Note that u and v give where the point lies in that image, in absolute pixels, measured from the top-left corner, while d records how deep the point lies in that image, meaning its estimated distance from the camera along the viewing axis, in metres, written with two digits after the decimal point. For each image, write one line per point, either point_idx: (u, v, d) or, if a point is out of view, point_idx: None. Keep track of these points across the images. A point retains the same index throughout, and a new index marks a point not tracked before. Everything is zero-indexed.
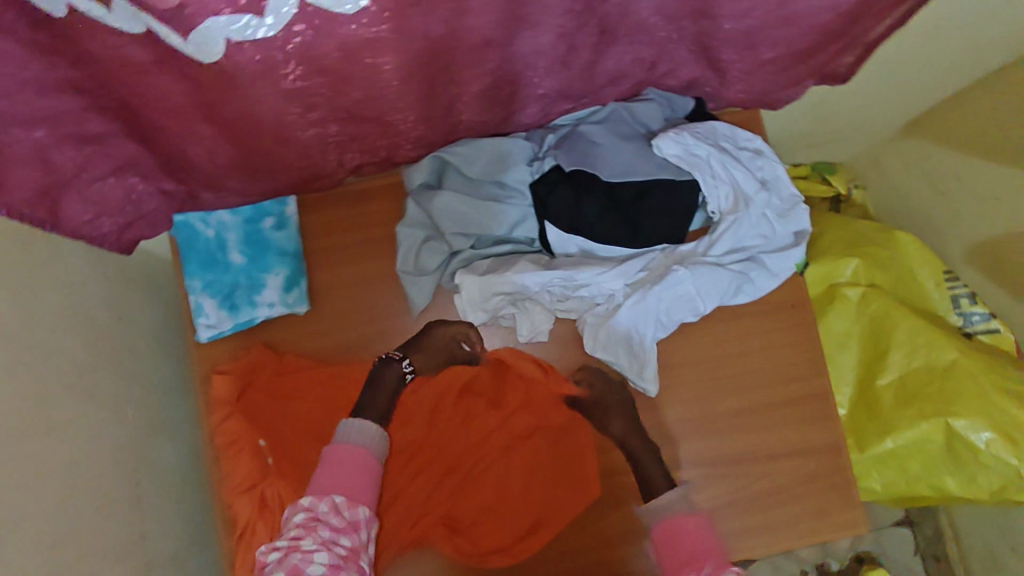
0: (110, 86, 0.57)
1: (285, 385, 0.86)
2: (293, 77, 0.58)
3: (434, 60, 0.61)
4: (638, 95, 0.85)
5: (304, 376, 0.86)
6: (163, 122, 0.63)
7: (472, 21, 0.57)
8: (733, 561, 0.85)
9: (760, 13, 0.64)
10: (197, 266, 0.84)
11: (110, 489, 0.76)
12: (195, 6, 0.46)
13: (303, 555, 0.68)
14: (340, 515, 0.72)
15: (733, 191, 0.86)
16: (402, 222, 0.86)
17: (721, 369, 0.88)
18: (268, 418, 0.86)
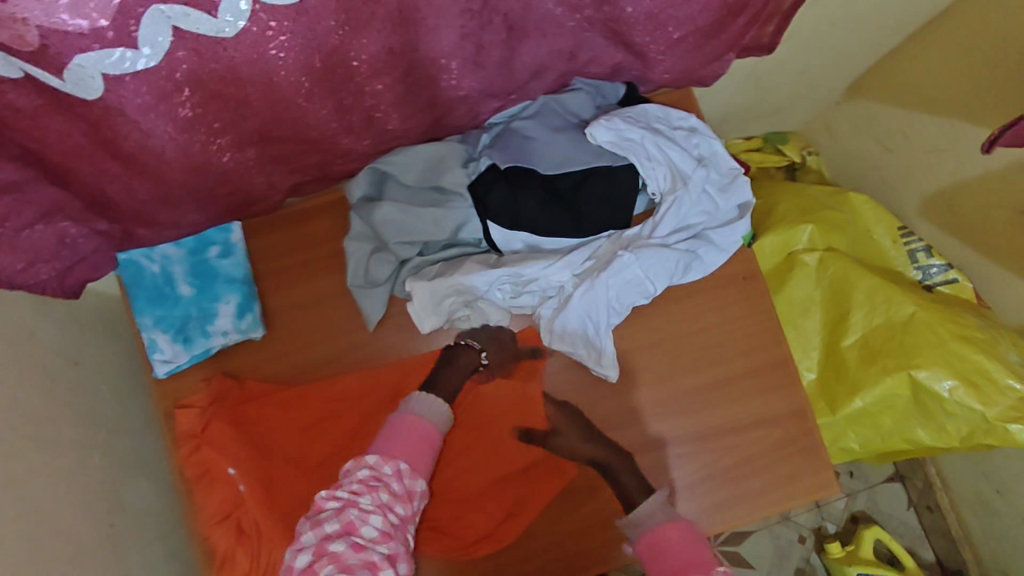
0: (16, 132, 0.57)
1: (248, 407, 0.85)
2: (189, 106, 0.59)
3: (342, 71, 0.61)
4: (567, 86, 0.86)
5: (267, 399, 0.85)
6: (80, 162, 0.63)
7: (373, 27, 0.57)
8: (707, 536, 0.86)
9: None
10: (146, 302, 0.84)
11: (81, 535, 0.76)
12: (59, 45, 0.48)
13: (361, 513, 0.67)
14: (400, 481, 0.71)
15: (670, 171, 0.86)
16: (348, 236, 0.85)
17: (680, 348, 0.89)
18: (235, 446, 0.84)
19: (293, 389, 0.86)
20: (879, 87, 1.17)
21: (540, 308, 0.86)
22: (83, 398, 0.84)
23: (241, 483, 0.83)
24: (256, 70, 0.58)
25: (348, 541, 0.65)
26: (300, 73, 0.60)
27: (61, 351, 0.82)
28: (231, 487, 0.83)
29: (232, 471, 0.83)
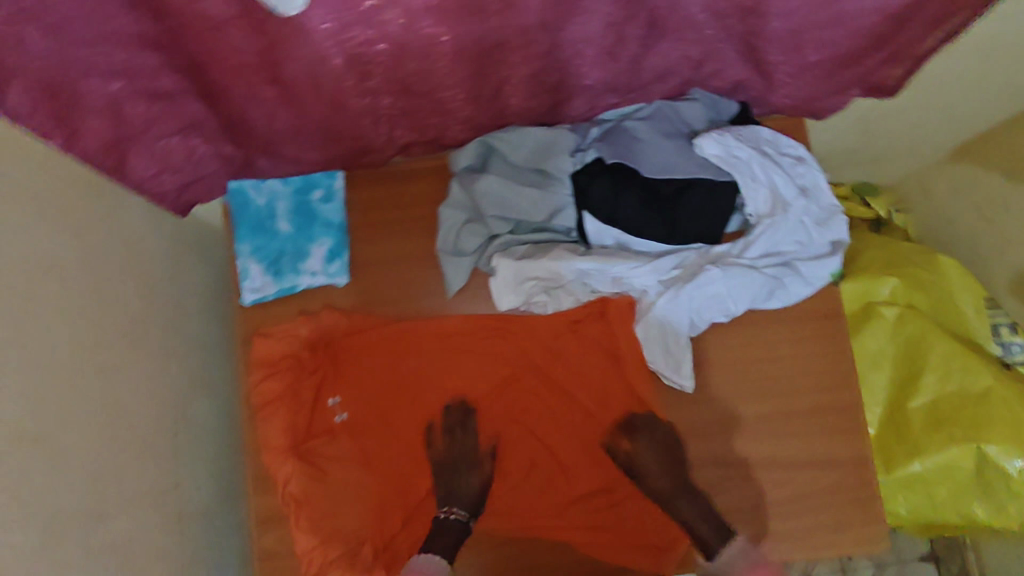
0: (182, 43, 0.60)
1: (359, 348, 0.90)
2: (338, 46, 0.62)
3: (487, 38, 0.64)
4: (684, 95, 0.87)
5: (374, 335, 0.90)
6: (227, 85, 0.67)
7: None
8: (784, 563, 0.85)
9: (806, 11, 0.66)
10: (247, 230, 0.88)
11: (150, 435, 0.80)
12: None
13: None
14: None
15: (772, 195, 0.86)
16: (445, 203, 0.88)
17: (748, 372, 0.88)
18: (346, 373, 0.91)
19: (405, 336, 0.90)
20: (992, 153, 1.14)
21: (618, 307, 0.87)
22: (173, 309, 0.89)
23: (341, 414, 0.90)
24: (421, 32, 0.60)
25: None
26: (449, 34, 0.62)
27: (160, 260, 0.87)
28: (330, 417, 0.90)
29: (335, 401, 0.90)
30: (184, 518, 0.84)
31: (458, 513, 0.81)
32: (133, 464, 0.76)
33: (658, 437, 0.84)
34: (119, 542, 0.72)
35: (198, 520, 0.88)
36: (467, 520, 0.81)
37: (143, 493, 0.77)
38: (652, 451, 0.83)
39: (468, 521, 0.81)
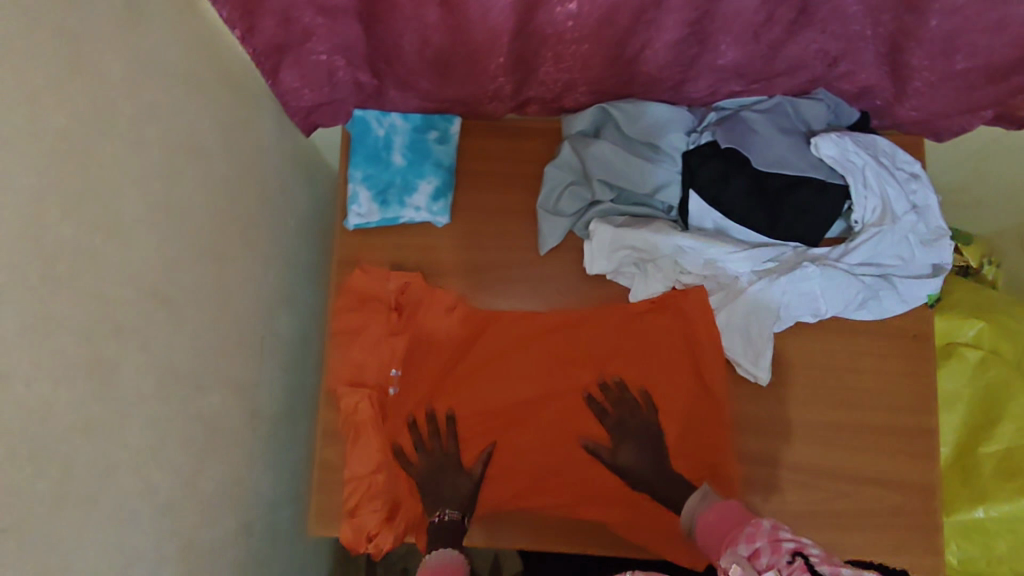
0: None
1: (432, 317, 0.94)
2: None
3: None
4: (808, 94, 0.86)
5: (442, 305, 0.93)
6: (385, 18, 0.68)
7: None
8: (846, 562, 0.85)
9: (969, 13, 0.65)
10: (362, 158, 0.92)
11: (242, 334, 0.85)
12: None
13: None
14: None
15: (881, 206, 0.86)
16: (553, 163, 0.91)
17: (827, 380, 0.88)
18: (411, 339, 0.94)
19: (468, 314, 0.94)
20: None
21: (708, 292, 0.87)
22: (273, 222, 0.94)
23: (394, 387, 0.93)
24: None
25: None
26: None
27: (274, 175, 0.93)
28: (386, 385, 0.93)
29: (395, 372, 0.94)
30: (256, 417, 0.89)
31: (449, 513, 0.83)
32: (227, 353, 0.81)
33: (647, 421, 0.90)
34: (208, 420, 0.76)
35: (266, 422, 0.92)
36: (460, 518, 0.83)
37: (229, 383, 0.81)
38: (632, 448, 0.88)
39: (462, 519, 0.83)
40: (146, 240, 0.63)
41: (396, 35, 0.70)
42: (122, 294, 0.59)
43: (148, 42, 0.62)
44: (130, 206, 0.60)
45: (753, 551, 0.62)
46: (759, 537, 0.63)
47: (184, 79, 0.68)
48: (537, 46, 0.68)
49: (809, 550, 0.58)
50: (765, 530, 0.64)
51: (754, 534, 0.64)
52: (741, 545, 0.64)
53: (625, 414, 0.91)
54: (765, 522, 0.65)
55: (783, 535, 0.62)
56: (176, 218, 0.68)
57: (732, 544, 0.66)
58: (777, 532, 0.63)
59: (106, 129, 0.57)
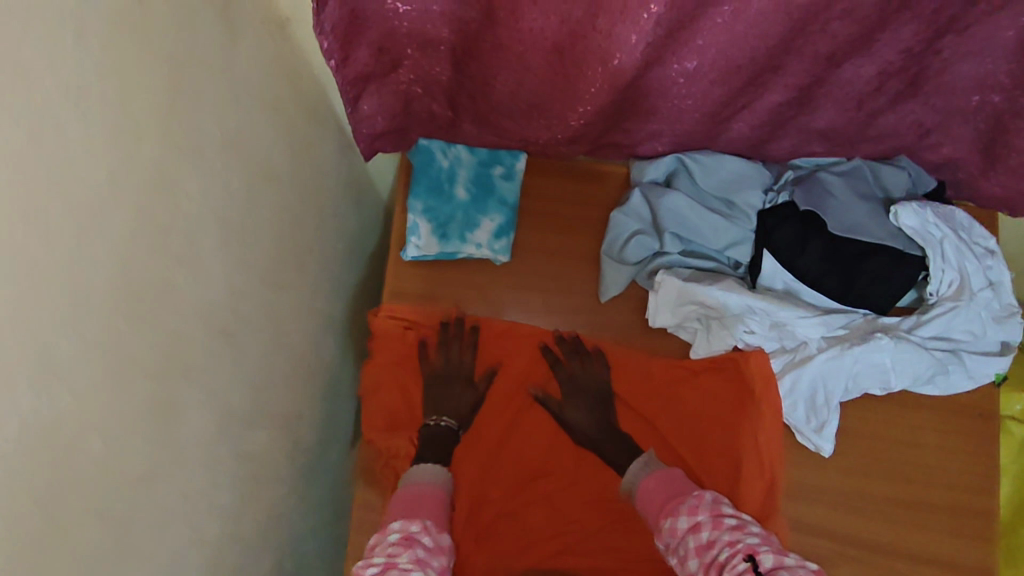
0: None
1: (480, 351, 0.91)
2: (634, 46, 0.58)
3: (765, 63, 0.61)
4: (890, 159, 0.85)
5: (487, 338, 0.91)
6: (485, 55, 0.65)
7: (841, 43, 0.57)
8: None
9: None
10: (424, 189, 0.90)
11: (291, 364, 0.81)
12: None
13: (403, 572, 0.63)
14: (431, 536, 0.69)
15: (958, 280, 0.84)
16: (621, 209, 0.88)
17: (884, 449, 0.86)
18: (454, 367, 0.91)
19: (513, 344, 0.91)
20: None
21: (774, 354, 0.85)
22: (326, 246, 0.91)
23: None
24: (720, 60, 0.58)
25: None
26: None
27: (332, 199, 0.89)
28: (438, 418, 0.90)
29: None
30: (296, 450, 0.85)
31: (448, 421, 0.86)
32: (275, 383, 0.77)
33: (599, 377, 0.89)
34: (256, 455, 0.73)
35: (305, 452, 0.88)
36: (455, 428, 0.86)
37: (275, 414, 0.78)
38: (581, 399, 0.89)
39: (456, 430, 0.86)
40: (218, 271, 0.60)
41: (489, 72, 0.67)
42: (193, 330, 0.56)
43: (239, 65, 0.59)
44: (209, 236, 0.57)
45: (694, 524, 0.67)
46: (700, 511, 0.68)
47: (265, 102, 0.65)
48: (637, 98, 0.66)
49: (750, 528, 0.66)
50: (707, 503, 0.69)
51: (695, 506, 0.69)
52: (681, 516, 0.69)
53: (575, 371, 0.89)
54: (707, 495, 0.70)
55: (723, 509, 0.68)
56: (246, 248, 0.65)
57: (670, 514, 0.70)
58: (718, 506, 0.69)
59: (197, 156, 0.54)
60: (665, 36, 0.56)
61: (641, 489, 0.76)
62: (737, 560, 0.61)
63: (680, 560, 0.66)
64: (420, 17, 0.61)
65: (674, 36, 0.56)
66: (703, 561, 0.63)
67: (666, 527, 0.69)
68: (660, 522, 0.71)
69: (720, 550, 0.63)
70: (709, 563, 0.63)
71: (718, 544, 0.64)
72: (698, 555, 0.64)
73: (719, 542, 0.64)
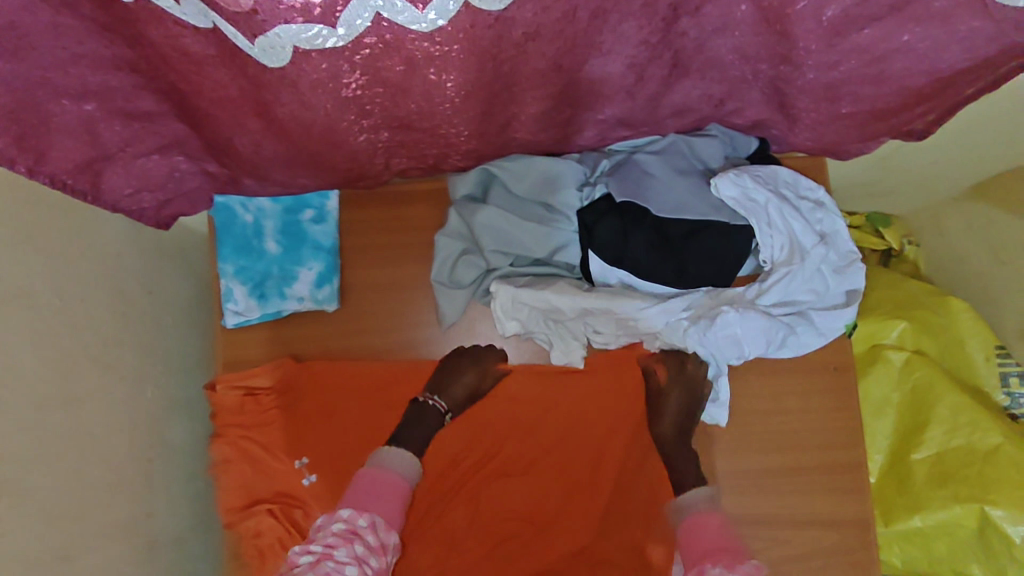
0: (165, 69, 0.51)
1: (335, 395, 0.84)
2: (354, 86, 0.52)
3: (499, 79, 0.55)
4: (701, 130, 0.81)
5: (344, 376, 0.85)
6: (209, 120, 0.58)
7: (561, 52, 0.52)
8: None
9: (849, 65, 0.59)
10: (231, 250, 0.83)
11: (116, 469, 0.76)
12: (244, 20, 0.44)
13: (337, 565, 0.61)
14: (376, 534, 0.65)
15: (789, 242, 0.81)
16: (442, 231, 0.83)
17: (754, 423, 0.85)
18: (316, 414, 0.84)
19: (373, 376, 0.85)
20: (1002, 196, 1.07)
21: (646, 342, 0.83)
22: (146, 329, 0.84)
23: (309, 476, 0.83)
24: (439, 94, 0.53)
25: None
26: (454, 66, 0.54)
27: (138, 278, 0.83)
28: (297, 479, 0.83)
29: (303, 461, 0.83)
30: (154, 551, 0.81)
31: (438, 401, 0.79)
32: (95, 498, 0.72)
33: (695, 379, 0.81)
34: None
35: (166, 546, 0.84)
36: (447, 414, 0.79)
37: (104, 529, 0.73)
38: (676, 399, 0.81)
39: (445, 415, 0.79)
40: None
41: (227, 138, 0.61)
42: None
43: None
44: None
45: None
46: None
47: None
48: (389, 136, 0.61)
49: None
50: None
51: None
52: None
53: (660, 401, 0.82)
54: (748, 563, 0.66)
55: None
56: None
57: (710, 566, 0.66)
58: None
59: None
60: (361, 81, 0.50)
61: (694, 519, 0.72)
62: None
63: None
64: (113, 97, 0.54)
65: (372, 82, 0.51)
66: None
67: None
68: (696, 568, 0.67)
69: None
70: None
71: None
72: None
73: None
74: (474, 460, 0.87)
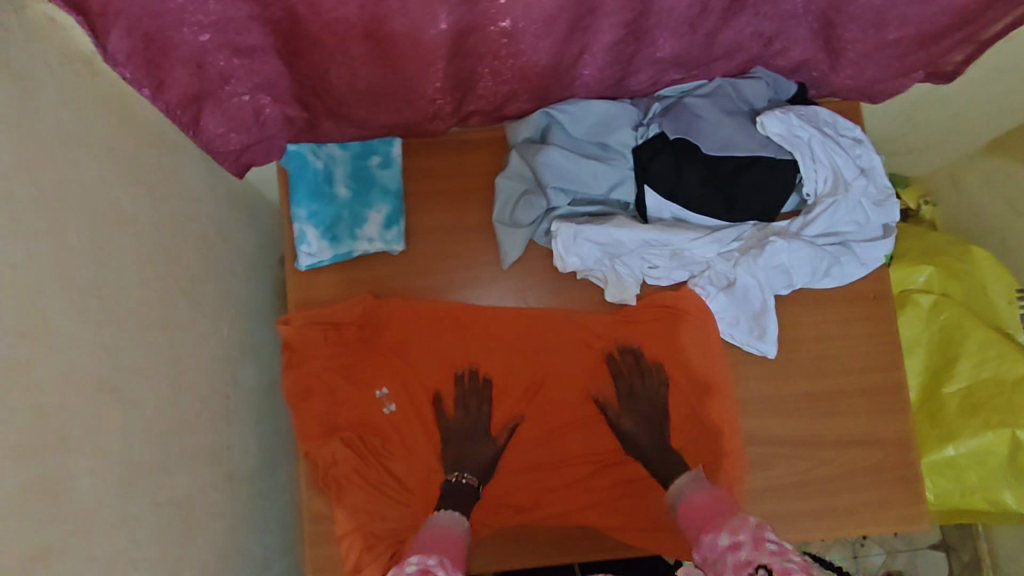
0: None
1: (411, 336, 0.91)
2: (456, 9, 0.56)
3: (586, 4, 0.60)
4: (746, 73, 0.85)
5: (420, 319, 0.91)
6: (312, 51, 0.62)
7: None
8: (836, 535, 0.87)
9: None
10: (304, 194, 0.87)
11: (205, 398, 0.80)
12: None
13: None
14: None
15: (832, 175, 0.86)
16: (503, 173, 0.88)
17: (799, 351, 0.90)
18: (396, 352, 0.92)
19: (451, 318, 0.91)
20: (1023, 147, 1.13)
21: (695, 282, 0.88)
22: (220, 272, 0.88)
23: (390, 405, 0.90)
24: (530, 15, 0.58)
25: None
26: None
27: (214, 224, 0.87)
28: (380, 408, 0.90)
29: (382, 392, 0.90)
30: (235, 481, 0.84)
31: (469, 478, 0.84)
32: (191, 423, 0.75)
33: (658, 395, 0.89)
34: (182, 497, 0.71)
35: (242, 481, 0.87)
36: (477, 485, 0.84)
37: (197, 455, 0.76)
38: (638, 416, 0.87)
39: (478, 487, 0.84)
40: (76, 333, 0.56)
41: (321, 70, 0.66)
42: (64, 398, 0.54)
43: (52, 109, 0.55)
44: (57, 299, 0.54)
45: (734, 542, 0.65)
46: (743, 530, 0.66)
47: (96, 142, 0.61)
48: (474, 66, 0.66)
49: (789, 552, 0.60)
50: (751, 526, 0.66)
51: (738, 526, 0.67)
52: (722, 534, 0.67)
53: (635, 381, 0.90)
54: (752, 517, 0.67)
55: (768, 535, 0.64)
56: (105, 295, 0.61)
57: (713, 529, 0.70)
58: (762, 528, 0.65)
59: (12, 223, 0.50)
60: (463, 5, 0.56)
61: (686, 503, 0.76)
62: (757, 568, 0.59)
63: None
64: (226, 27, 0.58)
65: (474, 4, 0.56)
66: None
67: (707, 542, 0.69)
68: (701, 538, 0.71)
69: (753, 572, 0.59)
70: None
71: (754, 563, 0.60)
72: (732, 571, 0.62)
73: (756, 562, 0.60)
74: (534, 398, 0.92)
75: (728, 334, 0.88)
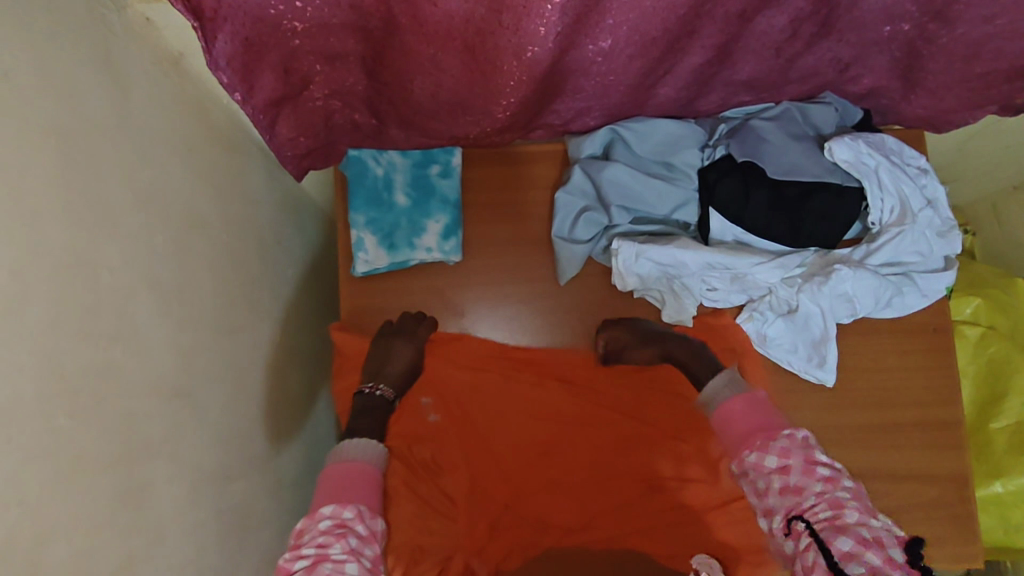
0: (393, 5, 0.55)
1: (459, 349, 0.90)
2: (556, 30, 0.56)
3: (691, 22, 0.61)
4: (816, 98, 0.83)
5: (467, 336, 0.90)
6: (406, 59, 0.62)
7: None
8: None
9: (1004, 20, 0.68)
10: (362, 201, 0.87)
11: (264, 401, 0.79)
12: None
13: (336, 564, 0.56)
14: (364, 523, 0.62)
15: (899, 206, 0.85)
16: (563, 188, 0.87)
17: (856, 383, 0.89)
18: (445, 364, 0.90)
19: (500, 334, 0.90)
20: None
21: (754, 307, 0.86)
22: (277, 274, 0.87)
23: (433, 414, 0.89)
24: (633, 34, 0.61)
25: (875, 563, 0.54)
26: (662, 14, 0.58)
27: (273, 227, 0.86)
28: (423, 417, 0.88)
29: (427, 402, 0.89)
30: (284, 488, 0.83)
31: (384, 389, 0.82)
32: (251, 428, 0.74)
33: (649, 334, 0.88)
34: (241, 504, 0.70)
35: (289, 488, 0.85)
36: (392, 398, 0.82)
37: (254, 460, 0.75)
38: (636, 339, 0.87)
39: (392, 399, 0.82)
40: (159, 336, 0.56)
41: (406, 79, 0.65)
42: (147, 402, 0.53)
43: (142, 107, 0.55)
44: (144, 303, 0.53)
45: (783, 466, 0.64)
46: (792, 452, 0.64)
47: (179, 142, 0.61)
48: (560, 80, 0.66)
49: (842, 481, 0.62)
50: (804, 449, 0.64)
51: (787, 448, 0.65)
52: (771, 455, 0.65)
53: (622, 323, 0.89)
54: (799, 434, 0.66)
55: (843, 481, 0.62)
56: (185, 298, 0.61)
57: (754, 447, 0.67)
58: (811, 450, 0.65)
59: (109, 224, 0.49)
60: (574, 22, 0.57)
61: (722, 408, 0.73)
62: (823, 512, 0.59)
63: (758, 493, 0.66)
64: (320, 33, 0.58)
65: (582, 20, 0.57)
66: (784, 504, 0.62)
67: (750, 461, 0.66)
68: (740, 453, 0.68)
69: (810, 503, 0.61)
70: (791, 508, 0.62)
71: (810, 495, 0.61)
72: (781, 496, 0.63)
73: (812, 494, 0.61)
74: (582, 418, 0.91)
75: (786, 360, 0.87)
